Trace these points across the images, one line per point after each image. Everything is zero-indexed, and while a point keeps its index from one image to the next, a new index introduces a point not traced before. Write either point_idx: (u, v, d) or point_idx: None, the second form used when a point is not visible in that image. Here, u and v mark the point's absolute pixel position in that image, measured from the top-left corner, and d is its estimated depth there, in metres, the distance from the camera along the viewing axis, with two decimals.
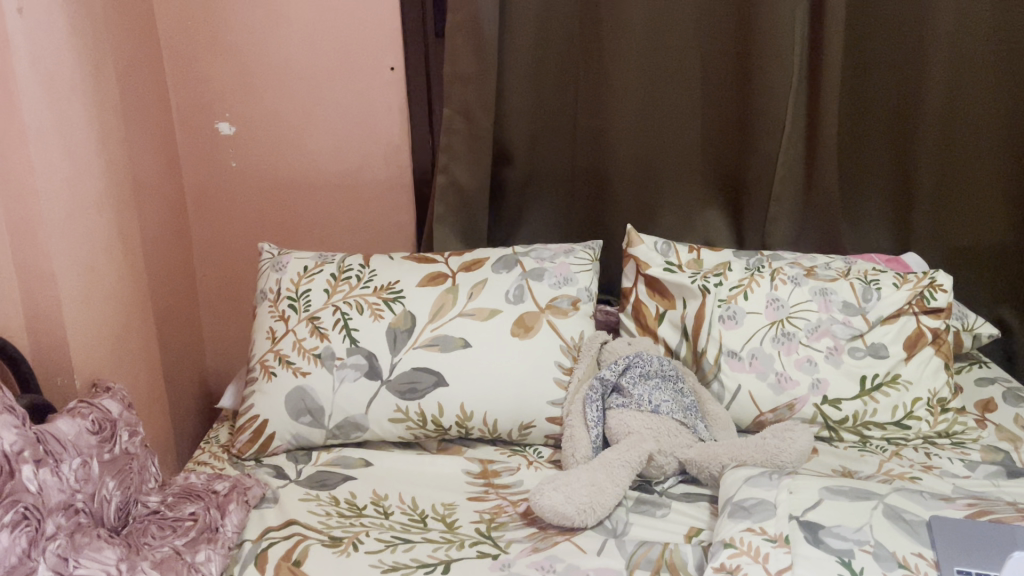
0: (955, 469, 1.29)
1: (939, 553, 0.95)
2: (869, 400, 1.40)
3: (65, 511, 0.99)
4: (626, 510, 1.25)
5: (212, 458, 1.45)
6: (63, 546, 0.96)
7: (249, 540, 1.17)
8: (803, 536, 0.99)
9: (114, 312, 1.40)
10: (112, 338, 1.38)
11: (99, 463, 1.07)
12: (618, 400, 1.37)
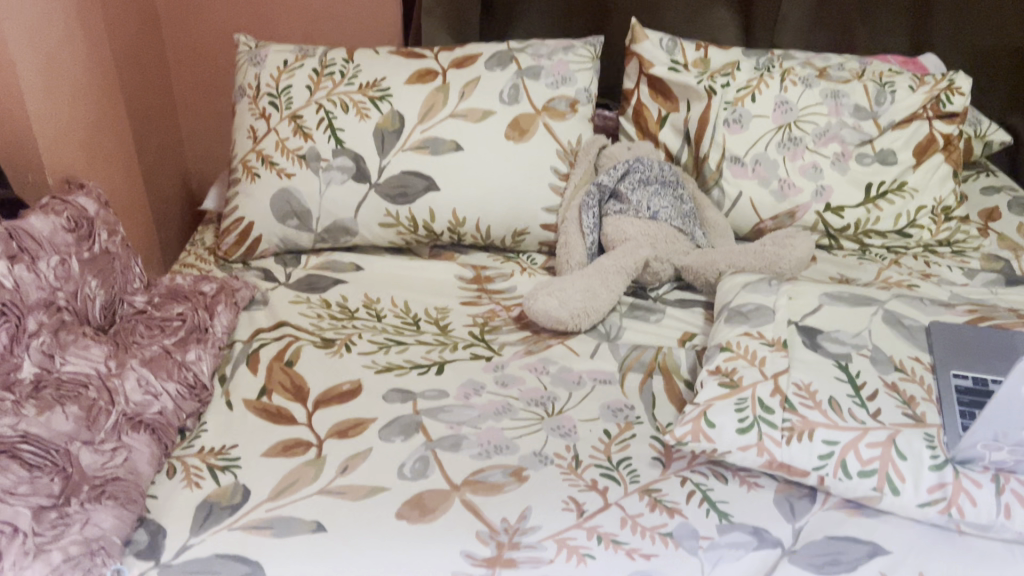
0: (954, 277, 1.27)
1: (935, 358, 0.95)
2: (873, 208, 1.37)
3: (46, 309, 0.96)
4: (620, 316, 1.24)
5: (198, 261, 1.42)
6: (47, 343, 0.94)
7: (240, 341, 1.16)
8: (802, 341, 0.98)
9: (82, 106, 1.31)
10: (83, 134, 1.31)
11: (79, 262, 1.03)
12: (616, 207, 1.32)
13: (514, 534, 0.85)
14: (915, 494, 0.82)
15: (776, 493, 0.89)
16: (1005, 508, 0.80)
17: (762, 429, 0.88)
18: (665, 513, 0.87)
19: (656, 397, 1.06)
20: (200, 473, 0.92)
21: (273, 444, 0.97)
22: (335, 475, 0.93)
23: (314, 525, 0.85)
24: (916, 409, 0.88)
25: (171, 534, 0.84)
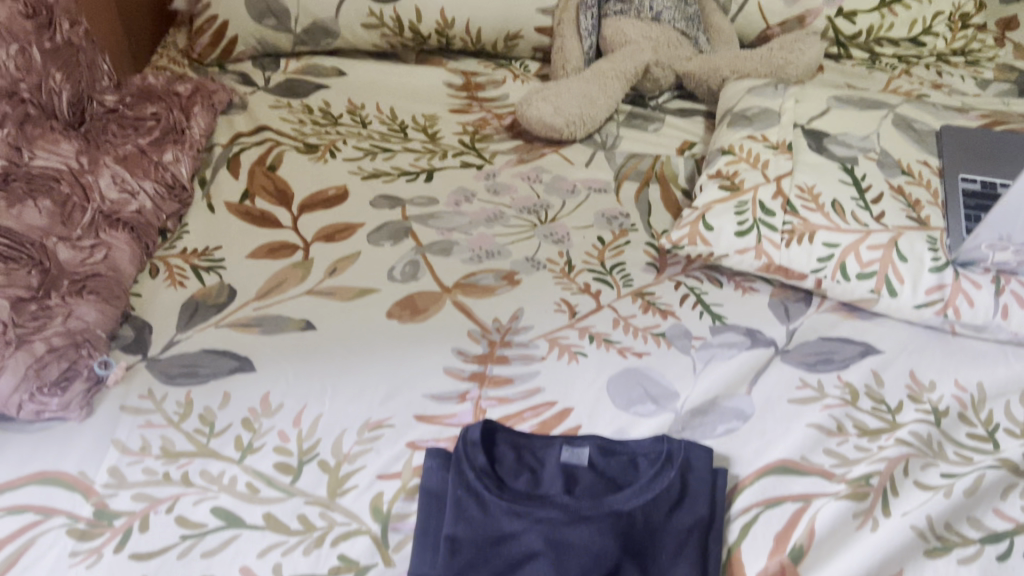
0: (965, 88, 1.22)
1: (945, 162, 0.91)
2: (888, 14, 1.29)
3: (8, 99, 0.90)
4: (617, 126, 1.18)
5: (170, 63, 1.33)
6: (13, 135, 0.89)
7: (220, 146, 1.10)
8: (807, 145, 0.94)
9: None
10: None
11: (40, 52, 0.96)
12: (617, 7, 1.25)
13: (505, 334, 0.84)
14: (913, 296, 0.81)
15: (771, 298, 0.88)
16: (1003, 309, 0.79)
17: (761, 232, 0.86)
18: (658, 315, 0.86)
19: (653, 205, 1.03)
20: (183, 273, 0.90)
21: (259, 246, 0.94)
22: (323, 277, 0.90)
23: (303, 324, 0.84)
24: (921, 213, 0.86)
25: (156, 330, 0.83)
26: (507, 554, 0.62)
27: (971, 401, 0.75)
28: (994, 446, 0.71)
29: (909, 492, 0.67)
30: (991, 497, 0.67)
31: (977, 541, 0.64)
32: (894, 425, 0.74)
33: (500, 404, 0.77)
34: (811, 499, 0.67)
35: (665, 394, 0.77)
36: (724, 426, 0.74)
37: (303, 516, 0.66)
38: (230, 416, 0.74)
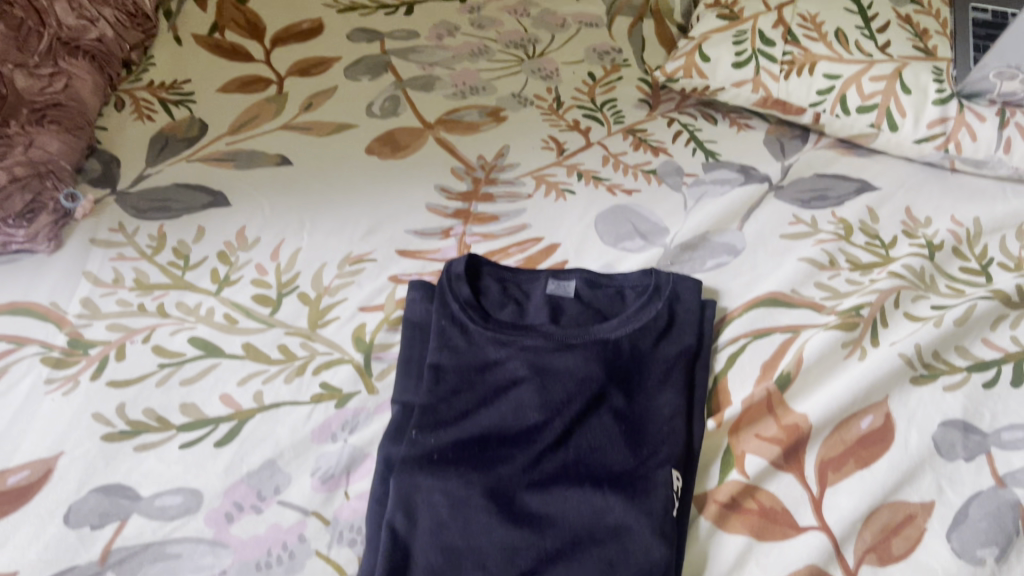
0: None
1: None
2: None
3: None
4: None
5: None
6: None
7: None
8: None
9: None
10: None
11: None
12: None
13: (491, 172, 0.80)
14: (914, 130, 0.78)
15: (767, 135, 0.85)
16: (1006, 143, 0.76)
17: (759, 63, 0.82)
18: (649, 152, 0.83)
19: (646, 41, 0.98)
20: (151, 107, 0.85)
21: (230, 80, 0.89)
22: (299, 112, 0.86)
23: (279, 160, 0.80)
24: (928, 44, 0.82)
25: (125, 164, 0.79)
26: (493, 379, 0.62)
27: (967, 236, 0.74)
28: (986, 280, 0.70)
29: (899, 324, 0.66)
30: (980, 328, 0.66)
31: (964, 369, 0.63)
32: (887, 259, 0.72)
33: (484, 240, 0.74)
34: (800, 329, 0.66)
35: (655, 230, 0.75)
36: (714, 260, 0.72)
37: (284, 346, 0.64)
38: (206, 250, 0.72)
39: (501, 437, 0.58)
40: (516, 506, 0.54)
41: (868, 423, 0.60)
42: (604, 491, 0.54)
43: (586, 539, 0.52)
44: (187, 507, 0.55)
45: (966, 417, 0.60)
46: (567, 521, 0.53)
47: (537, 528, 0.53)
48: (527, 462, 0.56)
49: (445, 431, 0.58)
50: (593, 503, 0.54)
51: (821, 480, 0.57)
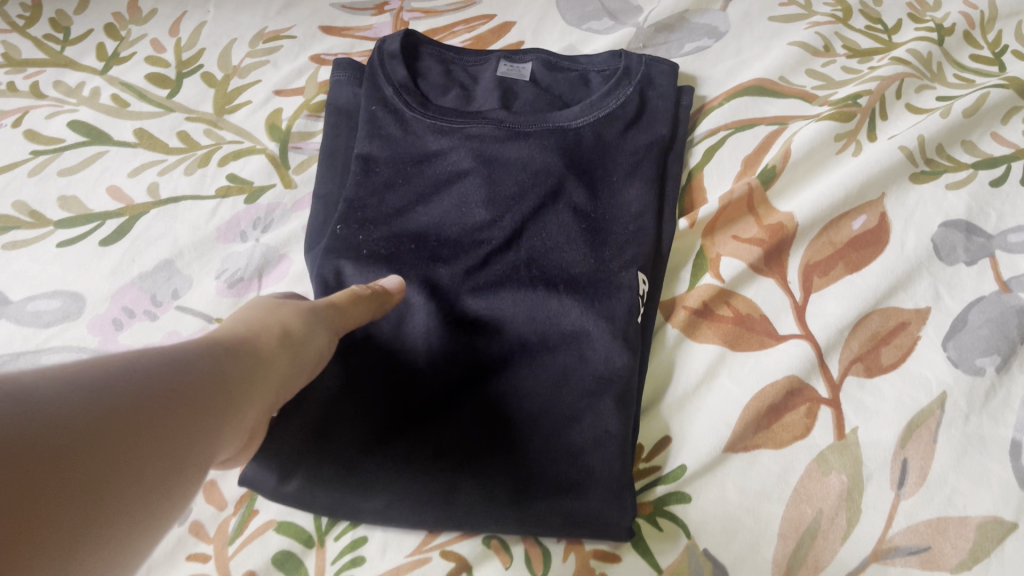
0: None
1: None
2: None
3: None
4: None
5: None
6: None
7: None
8: None
9: None
10: None
11: None
12: None
13: None
14: None
15: None
16: None
17: None
18: None
19: None
20: None
21: None
22: None
23: None
24: None
25: None
26: (434, 170, 0.52)
27: (980, 20, 0.64)
28: (999, 70, 0.61)
29: (900, 116, 0.58)
30: (990, 121, 0.57)
31: (970, 165, 0.55)
32: (890, 46, 0.63)
33: (426, 18, 0.63)
34: (789, 121, 0.58)
35: (626, 10, 0.65)
36: (694, 44, 0.63)
37: (184, 133, 0.54)
38: (90, 22, 0.60)
39: (444, 233, 0.50)
40: (462, 312, 0.47)
41: (861, 224, 0.53)
42: (561, 294, 0.47)
43: (538, 347, 0.46)
44: (66, 314, 0.46)
45: (970, 218, 0.52)
46: (519, 327, 0.46)
47: (486, 336, 0.46)
48: (474, 262, 0.49)
49: (378, 227, 0.49)
50: (548, 308, 0.47)
51: (805, 285, 0.50)
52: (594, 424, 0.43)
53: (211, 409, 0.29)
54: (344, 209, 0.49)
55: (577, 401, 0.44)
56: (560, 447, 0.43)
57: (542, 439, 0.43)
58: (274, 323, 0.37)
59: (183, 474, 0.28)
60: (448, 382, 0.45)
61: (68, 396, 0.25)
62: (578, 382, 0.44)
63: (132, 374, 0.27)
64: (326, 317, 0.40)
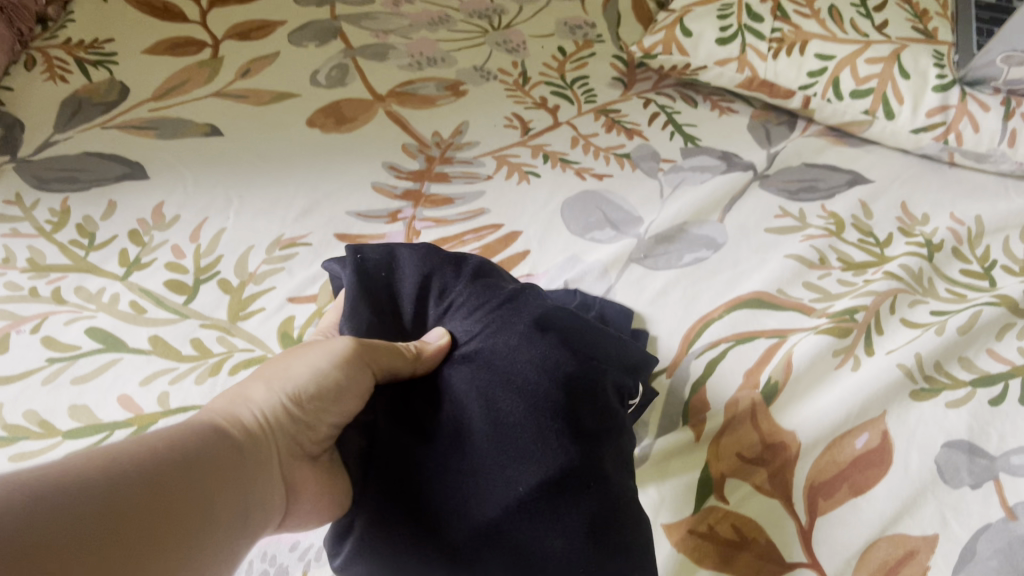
0: None
1: None
2: None
3: None
4: None
5: None
6: None
7: None
8: None
9: None
10: None
11: None
12: None
13: (446, 150, 0.72)
14: (912, 118, 0.71)
15: (751, 120, 0.77)
16: (1011, 135, 0.69)
17: (746, 40, 0.75)
18: (623, 135, 0.75)
19: (623, 14, 0.88)
20: (66, 65, 0.76)
21: (159, 42, 0.80)
22: (233, 78, 0.77)
23: (208, 130, 0.72)
24: (929, 24, 0.75)
25: (30, 128, 0.70)
26: (441, 263, 0.52)
27: (968, 236, 0.67)
28: (990, 285, 0.63)
29: (895, 330, 0.59)
30: (985, 337, 0.59)
31: (968, 383, 0.56)
32: (882, 260, 0.65)
33: (436, 227, 0.66)
34: (787, 334, 0.59)
35: (627, 220, 0.68)
36: (692, 255, 0.65)
37: (197, 340, 0.56)
38: (115, 227, 0.63)
39: (464, 312, 0.49)
40: (486, 402, 0.44)
41: (863, 443, 0.53)
42: (590, 389, 0.45)
43: (572, 440, 0.43)
44: None
45: (972, 438, 0.53)
46: (551, 413, 0.43)
47: (512, 427, 0.43)
48: (499, 347, 0.46)
49: (393, 312, 0.51)
50: (577, 400, 0.44)
51: (810, 510, 0.50)
52: (618, 543, 0.42)
53: (246, 473, 0.38)
54: (358, 259, 0.50)
55: (603, 519, 0.42)
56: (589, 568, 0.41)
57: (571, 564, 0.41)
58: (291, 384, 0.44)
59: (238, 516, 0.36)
60: (470, 485, 0.42)
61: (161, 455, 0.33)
62: (603, 497, 0.43)
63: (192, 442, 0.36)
64: (360, 357, 0.45)
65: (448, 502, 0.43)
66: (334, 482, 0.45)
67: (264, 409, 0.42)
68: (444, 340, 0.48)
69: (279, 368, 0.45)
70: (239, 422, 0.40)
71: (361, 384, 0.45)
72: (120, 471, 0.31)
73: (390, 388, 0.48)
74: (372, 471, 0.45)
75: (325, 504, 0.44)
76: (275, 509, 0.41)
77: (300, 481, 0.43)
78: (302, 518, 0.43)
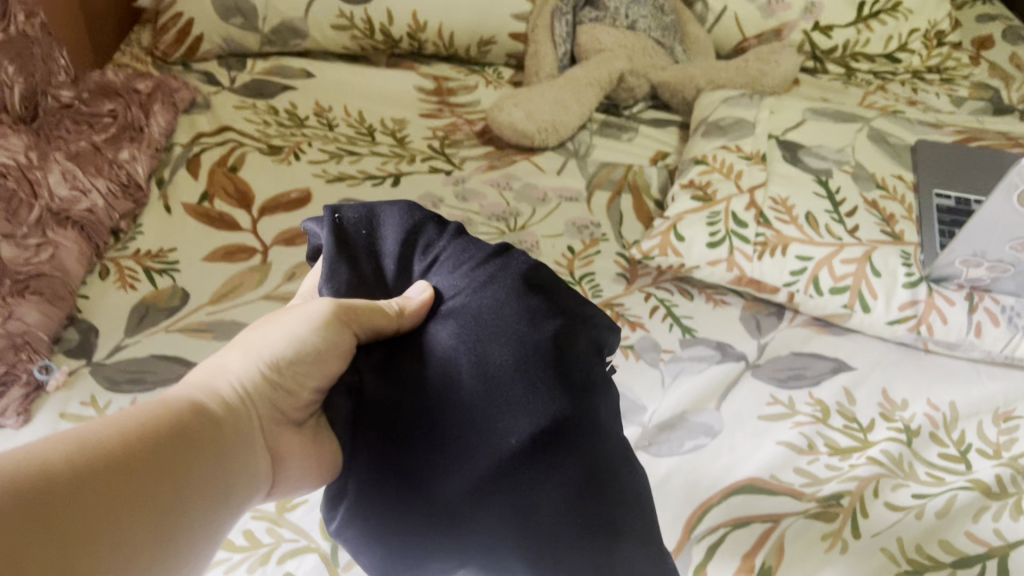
0: (940, 105, 1.22)
1: (919, 175, 0.90)
2: (864, 30, 1.28)
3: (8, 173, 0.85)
4: (591, 134, 1.14)
5: (132, 62, 1.29)
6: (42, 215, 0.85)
7: (180, 145, 1.07)
8: (781, 155, 0.93)
9: None
10: None
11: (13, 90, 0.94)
12: (592, 14, 1.19)
13: None
14: (886, 311, 0.79)
15: (743, 312, 0.86)
16: (976, 326, 0.78)
17: (733, 244, 0.84)
18: (627, 327, 0.83)
19: (624, 215, 0.99)
20: (135, 274, 0.87)
21: (215, 249, 0.91)
22: (281, 282, 0.87)
23: None
24: (895, 227, 0.85)
25: (104, 334, 0.79)
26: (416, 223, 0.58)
27: (944, 420, 0.73)
28: (966, 467, 0.69)
29: (879, 513, 0.65)
30: (963, 520, 0.64)
31: (948, 564, 0.61)
32: (866, 444, 0.72)
33: None
34: (780, 518, 0.65)
35: (632, 408, 0.75)
36: (692, 442, 0.72)
37: (249, 531, 0.64)
38: None
39: (448, 267, 0.56)
40: (474, 356, 0.51)
41: None
42: (573, 344, 0.52)
43: (556, 392, 0.49)
44: None
45: None
46: (532, 367, 0.50)
47: (497, 379, 0.50)
48: (481, 304, 0.53)
49: (375, 269, 0.58)
50: (562, 353, 0.51)
51: None
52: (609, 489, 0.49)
53: (217, 444, 0.48)
54: (338, 229, 0.56)
55: (594, 466, 0.49)
56: (585, 509, 0.48)
57: (568, 502, 0.48)
58: (268, 354, 0.53)
59: (207, 481, 0.46)
60: (465, 435, 0.50)
61: (136, 431, 0.43)
62: (592, 441, 0.50)
63: (166, 420, 0.46)
64: (343, 319, 0.53)
65: (446, 448, 0.51)
66: (317, 444, 0.54)
67: (241, 381, 0.52)
68: (427, 294, 0.54)
69: (255, 340, 0.55)
70: (218, 396, 0.50)
71: (343, 342, 0.53)
72: (97, 446, 0.41)
73: (379, 348, 0.55)
74: (366, 428, 0.53)
75: (312, 463, 0.54)
76: (257, 473, 0.51)
77: (282, 447, 0.53)
78: (293, 481, 0.54)
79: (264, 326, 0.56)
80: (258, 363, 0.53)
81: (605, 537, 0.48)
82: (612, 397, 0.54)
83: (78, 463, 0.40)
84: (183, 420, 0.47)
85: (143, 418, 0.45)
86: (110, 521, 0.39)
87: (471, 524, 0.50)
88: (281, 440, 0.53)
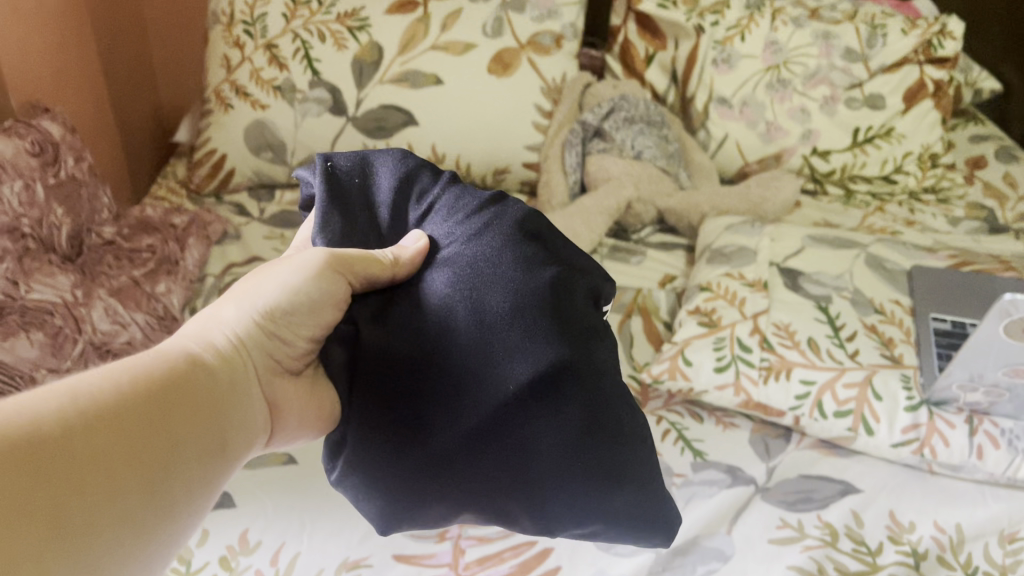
0: (937, 225, 1.27)
1: (915, 300, 0.95)
2: (859, 154, 1.35)
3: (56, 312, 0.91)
4: (601, 258, 1.19)
5: (169, 194, 1.37)
6: (86, 350, 0.91)
7: (212, 275, 1.13)
8: (782, 283, 0.98)
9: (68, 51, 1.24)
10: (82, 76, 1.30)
11: (63, 231, 1.01)
12: (599, 146, 1.26)
13: None
14: (889, 434, 0.82)
15: (752, 434, 0.89)
16: (978, 449, 0.80)
17: (739, 368, 0.87)
18: None
19: (635, 337, 1.03)
20: None
21: None
22: None
23: (285, 458, 0.85)
24: (894, 351, 0.89)
25: None
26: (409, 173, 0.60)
27: (950, 543, 0.75)
28: None
29: None
30: None
31: None
32: (874, 567, 0.73)
33: (479, 543, 0.76)
34: None
35: None
36: (704, 567, 0.74)
37: None
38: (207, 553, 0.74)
39: (441, 216, 0.58)
40: (471, 303, 0.53)
41: None
42: (570, 293, 0.55)
43: (556, 341, 0.52)
44: None
45: None
46: (531, 317, 0.52)
47: (495, 328, 0.52)
48: (476, 253, 0.54)
49: (370, 219, 0.61)
50: (556, 301, 0.53)
51: None
52: (608, 433, 0.54)
53: (211, 393, 0.51)
54: (330, 176, 0.59)
55: (595, 414, 0.53)
56: (585, 450, 0.53)
57: (568, 444, 0.52)
58: (262, 304, 0.57)
59: (201, 429, 0.49)
60: (464, 386, 0.53)
61: (127, 381, 0.46)
62: (593, 386, 0.53)
63: (160, 368, 0.49)
64: (337, 266, 0.55)
65: (447, 399, 0.54)
66: (318, 396, 0.61)
67: (232, 329, 0.56)
68: (422, 242, 0.57)
69: (248, 288, 0.59)
70: (212, 346, 0.54)
71: (339, 288, 0.56)
72: (92, 396, 0.44)
73: (374, 296, 0.58)
74: (361, 379, 0.57)
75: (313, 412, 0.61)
76: (259, 426, 0.56)
77: (281, 403, 0.58)
78: (292, 431, 0.60)
79: (257, 275, 0.60)
80: (251, 314, 0.57)
81: (606, 479, 0.54)
82: (610, 339, 0.57)
83: (76, 415, 0.43)
84: (165, 378, 0.48)
85: (137, 368, 0.48)
86: (106, 465, 0.42)
87: (472, 469, 0.55)
88: (280, 392, 0.58)
